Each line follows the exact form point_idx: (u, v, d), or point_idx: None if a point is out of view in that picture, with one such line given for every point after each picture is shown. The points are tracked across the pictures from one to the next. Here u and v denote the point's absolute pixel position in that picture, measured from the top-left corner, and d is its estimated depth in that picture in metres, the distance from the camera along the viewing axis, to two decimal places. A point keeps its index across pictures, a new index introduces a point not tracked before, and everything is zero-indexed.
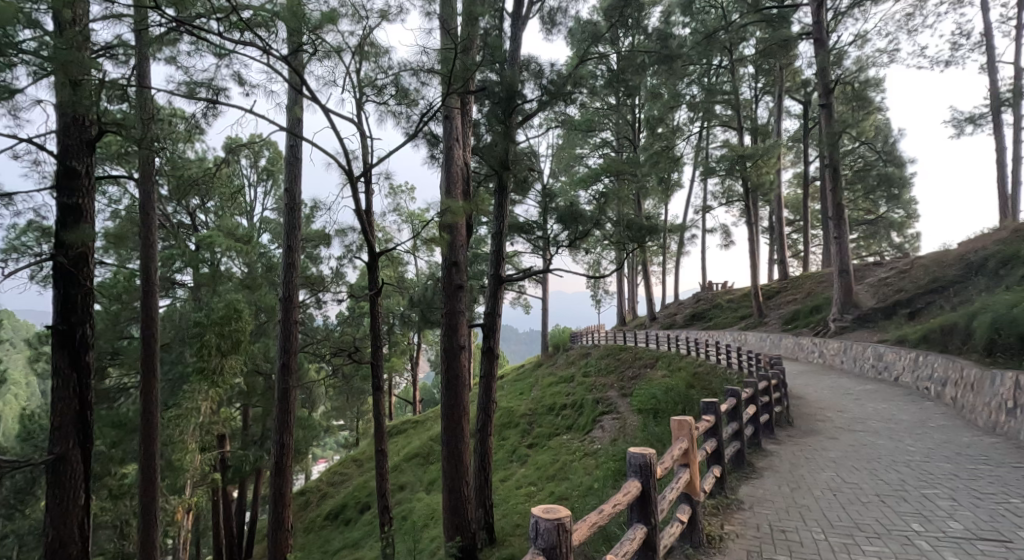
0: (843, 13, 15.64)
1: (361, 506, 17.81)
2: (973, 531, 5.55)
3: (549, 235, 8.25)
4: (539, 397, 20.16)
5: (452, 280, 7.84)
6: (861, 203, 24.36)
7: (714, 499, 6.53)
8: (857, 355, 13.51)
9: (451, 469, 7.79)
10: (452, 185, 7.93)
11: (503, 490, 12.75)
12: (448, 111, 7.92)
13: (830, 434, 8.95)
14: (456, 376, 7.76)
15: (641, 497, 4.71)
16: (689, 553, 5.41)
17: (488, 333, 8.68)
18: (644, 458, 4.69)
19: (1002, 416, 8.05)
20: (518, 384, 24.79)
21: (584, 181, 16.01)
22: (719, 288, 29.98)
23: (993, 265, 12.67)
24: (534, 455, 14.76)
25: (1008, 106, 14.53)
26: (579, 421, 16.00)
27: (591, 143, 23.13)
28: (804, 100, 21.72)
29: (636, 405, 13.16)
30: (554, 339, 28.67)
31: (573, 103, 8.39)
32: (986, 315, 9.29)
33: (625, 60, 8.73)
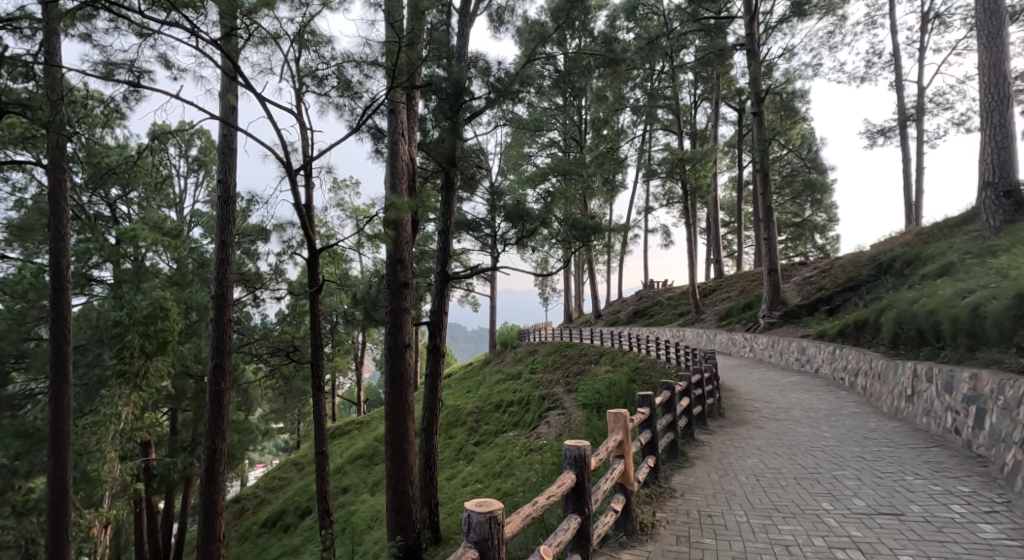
0: (773, 28, 16.58)
1: (301, 511, 17.63)
2: (872, 507, 6.19)
3: (497, 233, 8.52)
4: (486, 395, 20.48)
5: (398, 278, 7.95)
6: (790, 206, 25.77)
7: (646, 488, 6.94)
8: (784, 349, 14.47)
9: (396, 469, 7.93)
10: (397, 180, 8.06)
11: (447, 489, 12.96)
12: (394, 104, 8.02)
13: (755, 424, 9.60)
14: (401, 374, 7.92)
15: (576, 488, 5.04)
16: (621, 540, 5.78)
17: (434, 331, 8.84)
18: (579, 451, 5.03)
19: (903, 403, 8.88)
20: (465, 383, 25.07)
21: (531, 180, 16.39)
22: (660, 287, 31.20)
23: (899, 266, 13.80)
24: (479, 453, 15.01)
25: (914, 119, 15.75)
26: (525, 418, 16.38)
27: (538, 143, 23.63)
28: (739, 108, 22.79)
29: (580, 400, 13.59)
30: (501, 337, 29.10)
31: (520, 102, 8.65)
32: (892, 311, 10.19)
33: (570, 61, 9.08)
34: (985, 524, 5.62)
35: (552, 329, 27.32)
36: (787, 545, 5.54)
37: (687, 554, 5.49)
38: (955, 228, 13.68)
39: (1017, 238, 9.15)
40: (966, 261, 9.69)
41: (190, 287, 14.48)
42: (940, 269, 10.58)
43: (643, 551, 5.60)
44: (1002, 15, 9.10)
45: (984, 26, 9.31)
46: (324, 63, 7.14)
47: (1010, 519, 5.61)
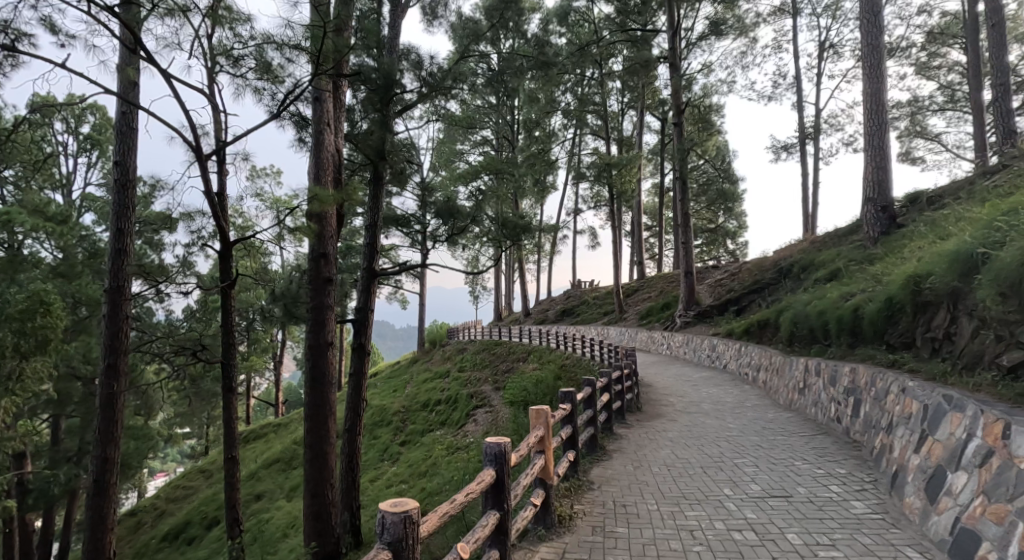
0: (693, 44, 17.59)
1: (207, 522, 17.04)
2: (766, 490, 6.82)
3: (427, 228, 8.71)
4: (414, 393, 20.59)
5: (320, 274, 7.93)
6: (705, 212, 27.27)
7: (565, 481, 7.27)
8: (697, 346, 15.44)
9: (316, 472, 7.93)
10: (321, 171, 8.11)
11: (370, 491, 12.97)
12: (320, 93, 8.05)
13: (669, 417, 10.30)
14: (322, 371, 7.95)
15: (496, 484, 5.11)
16: (540, 534, 5.95)
17: (359, 328, 8.86)
18: (499, 447, 5.13)
19: (796, 395, 9.82)
20: (393, 381, 25.09)
21: (464, 177, 16.57)
22: (587, 287, 32.29)
23: (797, 270, 15.04)
24: (405, 453, 15.12)
25: (813, 137, 17.21)
26: (453, 416, 16.63)
27: (470, 141, 23.88)
28: (662, 118, 23.92)
29: (507, 398, 14.08)
30: (430, 335, 29.20)
31: (453, 97, 8.82)
32: (789, 313, 11.14)
33: (503, 61, 9.24)
34: (856, 501, 6.24)
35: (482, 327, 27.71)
36: (691, 529, 5.94)
37: (601, 543, 5.73)
38: (844, 238, 15.06)
39: (891, 248, 10.27)
40: (851, 267, 10.77)
41: (80, 278, 13.73)
42: (829, 274, 11.69)
43: (560, 543, 5.77)
44: (882, 50, 10.17)
45: (867, 57, 10.36)
46: (240, 43, 7.14)
47: (876, 495, 6.30)
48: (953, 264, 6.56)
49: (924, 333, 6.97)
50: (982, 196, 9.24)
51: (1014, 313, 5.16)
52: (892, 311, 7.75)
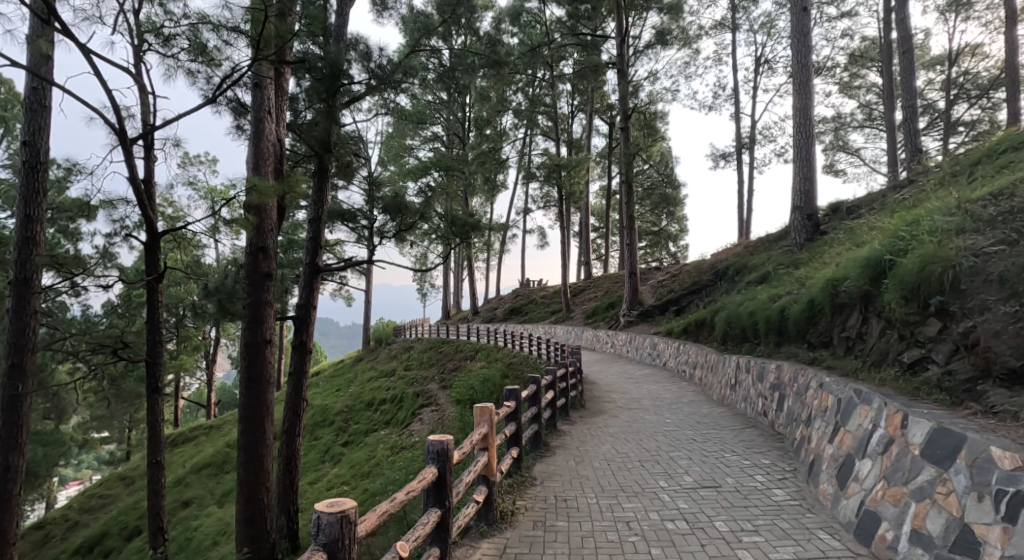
0: (640, 53, 18.17)
1: (128, 532, 16.33)
2: (697, 481, 7.16)
3: (374, 225, 8.72)
4: (357, 393, 20.41)
5: (258, 267, 7.12)
6: (648, 215, 28.12)
7: (509, 478, 7.32)
8: (638, 345, 16.00)
9: (247, 477, 7.14)
10: (260, 161, 7.50)
11: (311, 494, 12.78)
12: (260, 78, 7.48)
13: (611, 413, 10.67)
14: (258, 371, 7.06)
15: (437, 483, 5.05)
16: (482, 530, 5.89)
17: (300, 326, 8.67)
18: (442, 444, 5.09)
19: (727, 390, 10.40)
20: (336, 380, 24.77)
21: (413, 173, 16.54)
22: (535, 286, 32.74)
23: (732, 272, 15.77)
24: (347, 454, 14.99)
25: (749, 147, 18.09)
26: (398, 416, 16.60)
27: (420, 137, 23.83)
28: (610, 122, 24.51)
29: (454, 397, 14.27)
30: (375, 333, 29.00)
31: (402, 92, 8.76)
32: (724, 313, 11.74)
33: (455, 57, 9.20)
34: (778, 490, 6.64)
35: (428, 325, 27.75)
36: (627, 521, 6.04)
37: (541, 537, 5.71)
38: (774, 243, 15.93)
39: (815, 253, 10.98)
40: (779, 270, 11.45)
41: None
42: (761, 277, 12.35)
43: (501, 538, 5.74)
44: (810, 67, 10.85)
45: (797, 74, 11.02)
46: (173, 21, 6.89)
47: (795, 483, 6.76)
48: (865, 270, 7.17)
49: (840, 332, 7.51)
50: (892, 208, 10.04)
51: (914, 314, 5.68)
52: (814, 312, 8.33)
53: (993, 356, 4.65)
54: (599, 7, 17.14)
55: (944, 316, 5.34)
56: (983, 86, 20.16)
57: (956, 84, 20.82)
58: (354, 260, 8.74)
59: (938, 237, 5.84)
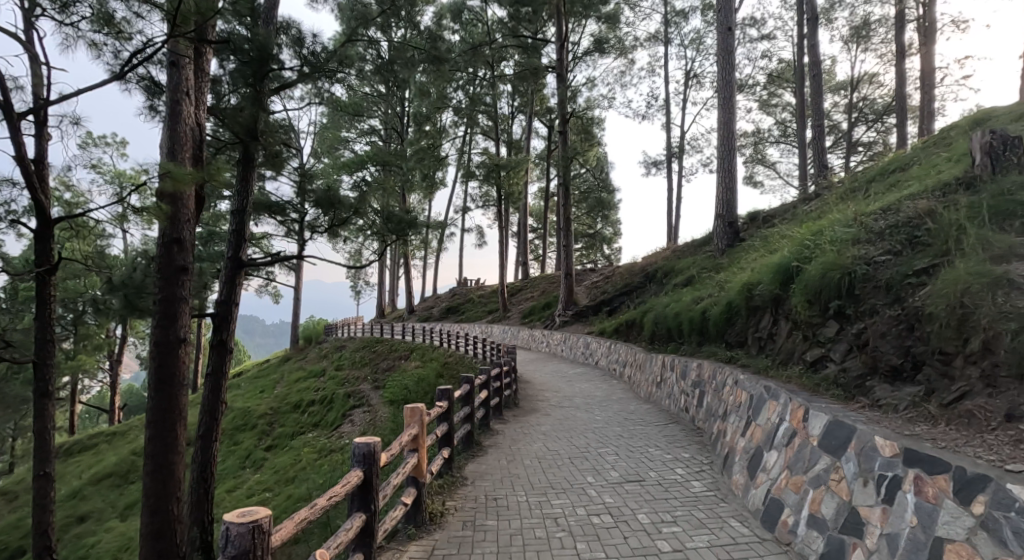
0: (579, 59, 18.64)
1: (14, 550, 15.18)
2: (624, 475, 7.49)
3: (305, 218, 8.57)
4: (283, 395, 19.92)
5: (171, 261, 6.19)
6: (584, 218, 28.82)
7: (439, 478, 7.29)
8: (572, 344, 16.43)
9: (155, 487, 6.09)
10: (177, 148, 6.43)
11: (229, 501, 12.29)
12: (177, 56, 6.49)
13: (543, 411, 10.97)
14: (171, 373, 6.13)
15: (363, 486, 4.75)
16: (410, 532, 5.78)
17: (221, 323, 8.07)
18: (368, 447, 4.77)
19: (652, 387, 10.95)
20: (260, 381, 23.99)
21: (347, 166, 16.29)
22: (472, 285, 32.89)
23: (660, 275, 16.42)
24: (270, 459, 14.50)
25: (678, 156, 18.90)
26: (328, 418, 16.31)
27: (356, 130, 23.55)
28: (548, 125, 24.93)
29: (387, 397, 14.63)
30: (305, 332, 28.35)
31: (337, 82, 8.37)
32: (653, 313, 12.29)
33: (394, 51, 8.99)
34: (695, 481, 7.06)
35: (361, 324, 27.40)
36: (557, 517, 6.19)
37: (470, 537, 5.72)
38: (699, 247, 16.75)
39: (735, 258, 11.66)
40: (702, 273, 12.09)
41: None
42: (686, 280, 12.97)
43: (430, 540, 5.68)
44: (733, 84, 11.52)
45: (722, 89, 11.64)
46: None
47: (710, 475, 7.21)
48: (776, 276, 7.74)
49: (754, 333, 8.04)
50: (801, 218, 10.82)
51: (816, 317, 6.20)
52: (731, 314, 8.87)
53: (880, 355, 5.14)
54: (539, 11, 17.40)
55: (842, 318, 5.87)
56: (878, 111, 21.94)
57: (857, 108, 22.58)
58: (282, 255, 8.60)
59: (838, 247, 6.40)
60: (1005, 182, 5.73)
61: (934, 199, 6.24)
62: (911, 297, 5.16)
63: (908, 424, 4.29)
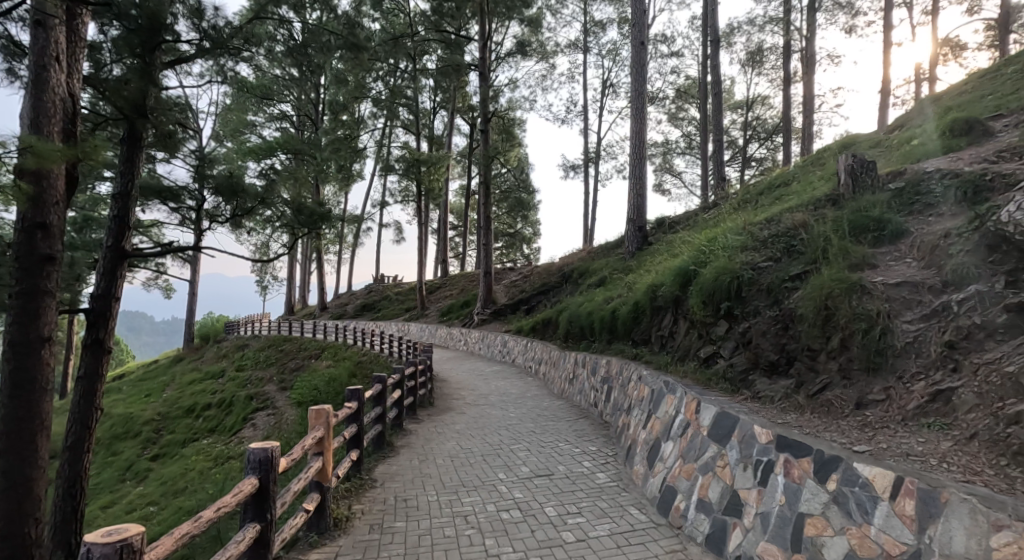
0: (501, 59, 18.88)
1: None
2: (534, 470, 7.76)
3: (204, 206, 8.22)
4: (173, 400, 18.89)
5: (33, 249, 5.59)
6: (504, 218, 29.19)
7: (348, 482, 7.23)
8: (490, 342, 16.67)
9: (5, 508, 5.45)
10: (42, 119, 5.75)
11: (105, 518, 11.36)
12: (45, 16, 5.78)
13: (458, 410, 11.10)
14: (32, 378, 5.61)
15: (258, 494, 4.47)
16: (312, 540, 5.69)
17: (97, 321, 7.37)
18: (266, 453, 4.47)
19: (565, 384, 11.35)
20: (148, 384, 22.52)
21: (254, 151, 15.66)
22: (389, 282, 32.47)
23: (576, 276, 16.97)
24: (156, 471, 13.60)
25: (595, 161, 19.59)
26: (226, 423, 15.62)
27: (266, 114, 22.70)
28: (470, 123, 25.06)
29: (295, 398, 14.27)
30: (202, 333, 26.98)
31: (240, 60, 8.04)
32: (567, 313, 12.73)
33: (308, 33, 8.63)
34: (600, 473, 7.43)
35: (268, 322, 26.39)
36: (466, 515, 6.33)
37: (376, 541, 5.73)
38: (611, 250, 17.46)
39: (643, 261, 12.30)
40: (614, 274, 12.63)
41: None
42: (599, 281, 13.52)
43: (333, 546, 5.60)
44: (645, 95, 12.14)
45: (636, 98, 12.20)
46: None
47: (614, 467, 7.61)
48: (677, 278, 8.25)
49: (657, 332, 8.53)
50: (701, 225, 11.58)
51: (709, 317, 6.71)
52: (638, 313, 9.37)
53: (761, 352, 5.66)
54: (462, 7, 17.45)
55: (731, 318, 6.39)
56: (769, 130, 23.72)
57: (752, 126, 24.27)
58: (179, 246, 8.20)
59: (729, 253, 6.96)
60: (862, 201, 6.47)
61: (810, 212, 6.90)
62: (787, 300, 5.74)
63: (780, 413, 4.78)
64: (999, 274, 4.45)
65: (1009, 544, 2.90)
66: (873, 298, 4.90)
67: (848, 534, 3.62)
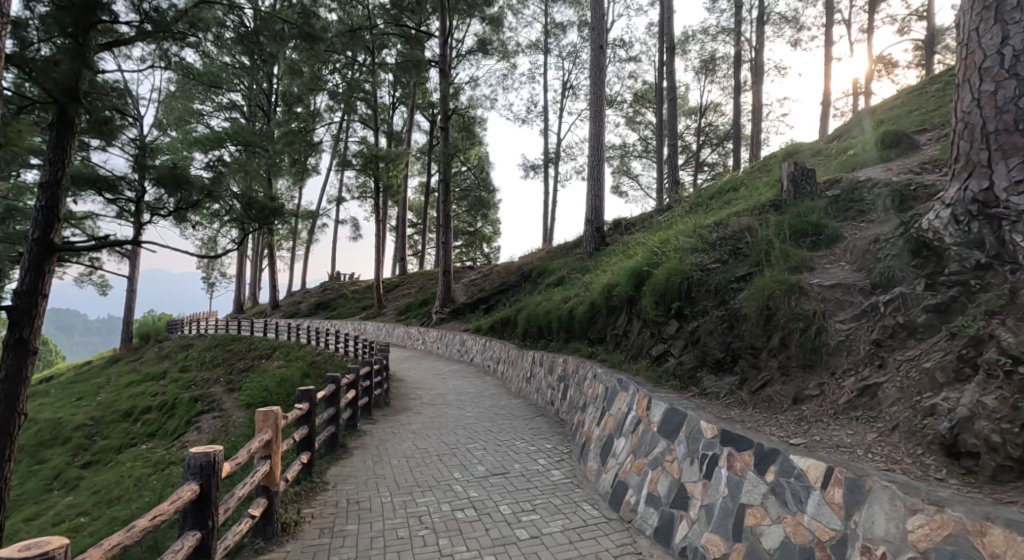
0: (462, 57, 18.84)
1: None
2: (489, 469, 7.81)
3: (144, 198, 7.96)
4: (108, 403, 18.21)
5: None
6: (464, 216, 29.15)
7: (298, 485, 7.11)
8: (449, 341, 16.65)
9: None
10: None
11: (31, 530, 10.76)
12: None
13: (415, 410, 11.06)
14: None
15: (199, 501, 4.29)
16: (258, 547, 5.61)
17: (21, 320, 7.06)
18: (208, 458, 4.30)
19: (523, 383, 11.46)
20: (82, 387, 21.60)
21: (200, 140, 15.17)
22: (346, 280, 31.99)
23: (535, 275, 17.10)
24: (87, 479, 13.00)
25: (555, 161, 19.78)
26: (167, 427, 15.14)
27: (214, 102, 22.03)
28: (431, 119, 24.94)
29: (243, 401, 13.96)
30: (142, 333, 26.05)
31: (185, 44, 7.81)
32: (525, 313, 12.83)
33: (261, 21, 8.46)
34: (556, 470, 7.55)
35: (214, 320, 25.63)
36: (420, 515, 6.35)
37: (326, 545, 5.69)
38: (569, 250, 17.67)
39: (600, 260, 12.51)
40: (573, 274, 12.80)
41: None
42: (557, 280, 13.68)
43: (281, 552, 5.54)
44: (603, 98, 12.34)
45: (595, 101, 12.39)
46: None
47: (569, 464, 7.73)
48: (632, 278, 8.45)
49: (612, 331, 8.71)
50: (656, 227, 11.86)
51: (661, 317, 6.92)
52: (594, 312, 9.56)
53: (708, 350, 5.87)
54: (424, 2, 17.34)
55: (681, 317, 6.60)
56: (721, 135, 24.44)
57: (705, 131, 24.94)
58: (117, 240, 7.93)
59: (681, 255, 7.18)
60: (802, 206, 6.77)
61: (756, 217, 7.17)
62: (732, 301, 5.97)
63: (725, 409, 4.98)
64: (920, 277, 4.73)
65: (925, 526, 3.13)
66: (810, 299, 5.14)
67: (784, 523, 3.82)
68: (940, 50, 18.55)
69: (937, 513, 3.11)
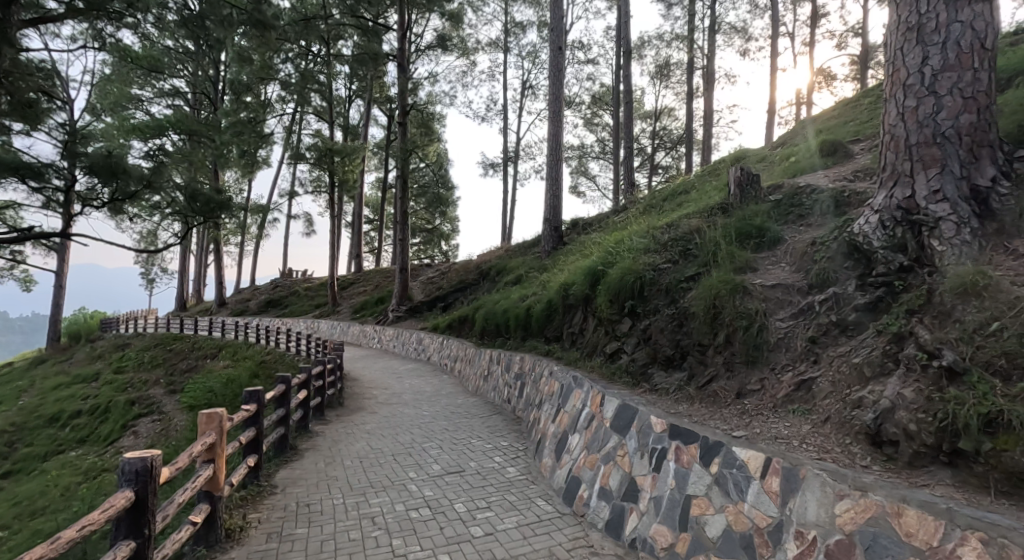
0: (421, 52, 18.72)
1: None
2: (444, 468, 7.84)
3: (74, 185, 7.67)
4: (36, 407, 17.34)
5: None
6: (422, 213, 28.98)
7: (244, 489, 6.96)
8: (405, 340, 16.55)
9: None
10: None
11: None
12: None
13: (369, 410, 10.96)
14: None
15: (134, 507, 4.15)
16: (201, 553, 5.50)
17: None
18: (144, 463, 4.16)
19: (480, 381, 11.51)
20: (10, 388, 20.47)
21: (140, 127, 14.64)
22: (298, 277, 31.34)
23: (493, 274, 17.16)
24: (11, 488, 12.31)
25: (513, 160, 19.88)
26: (100, 433, 14.53)
27: (154, 88, 21.22)
28: (388, 114, 24.69)
29: (187, 403, 13.54)
30: (73, 333, 24.85)
31: (120, 24, 7.56)
32: (482, 312, 12.88)
33: (207, 5, 8.24)
34: (511, 467, 7.64)
35: (155, 318, 24.72)
36: (372, 516, 6.32)
37: (274, 550, 5.61)
38: (527, 249, 17.80)
39: (557, 259, 12.68)
40: (530, 273, 12.91)
41: None
42: (515, 279, 13.78)
43: None
44: (562, 99, 12.49)
45: (553, 101, 12.51)
46: None
47: (524, 460, 7.83)
48: (587, 277, 8.62)
49: (568, 330, 8.86)
50: (611, 228, 12.09)
51: (615, 314, 7.09)
52: (550, 311, 9.69)
53: (659, 347, 6.05)
54: None
55: (634, 316, 6.78)
56: (675, 139, 25.07)
57: (659, 135, 25.54)
58: (45, 234, 7.59)
59: (634, 255, 7.37)
60: (747, 210, 7.05)
61: (705, 219, 7.42)
62: (682, 299, 6.17)
63: (674, 404, 5.15)
64: (852, 278, 5.01)
65: (851, 509, 3.34)
66: (752, 298, 5.37)
67: (726, 512, 3.99)
68: (875, 64, 19.56)
69: (861, 497, 3.33)
